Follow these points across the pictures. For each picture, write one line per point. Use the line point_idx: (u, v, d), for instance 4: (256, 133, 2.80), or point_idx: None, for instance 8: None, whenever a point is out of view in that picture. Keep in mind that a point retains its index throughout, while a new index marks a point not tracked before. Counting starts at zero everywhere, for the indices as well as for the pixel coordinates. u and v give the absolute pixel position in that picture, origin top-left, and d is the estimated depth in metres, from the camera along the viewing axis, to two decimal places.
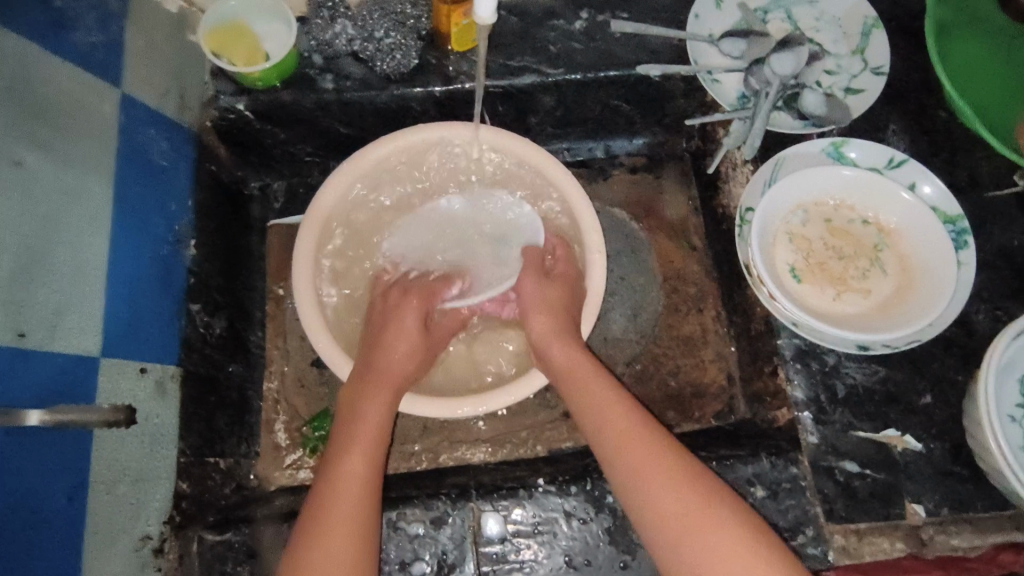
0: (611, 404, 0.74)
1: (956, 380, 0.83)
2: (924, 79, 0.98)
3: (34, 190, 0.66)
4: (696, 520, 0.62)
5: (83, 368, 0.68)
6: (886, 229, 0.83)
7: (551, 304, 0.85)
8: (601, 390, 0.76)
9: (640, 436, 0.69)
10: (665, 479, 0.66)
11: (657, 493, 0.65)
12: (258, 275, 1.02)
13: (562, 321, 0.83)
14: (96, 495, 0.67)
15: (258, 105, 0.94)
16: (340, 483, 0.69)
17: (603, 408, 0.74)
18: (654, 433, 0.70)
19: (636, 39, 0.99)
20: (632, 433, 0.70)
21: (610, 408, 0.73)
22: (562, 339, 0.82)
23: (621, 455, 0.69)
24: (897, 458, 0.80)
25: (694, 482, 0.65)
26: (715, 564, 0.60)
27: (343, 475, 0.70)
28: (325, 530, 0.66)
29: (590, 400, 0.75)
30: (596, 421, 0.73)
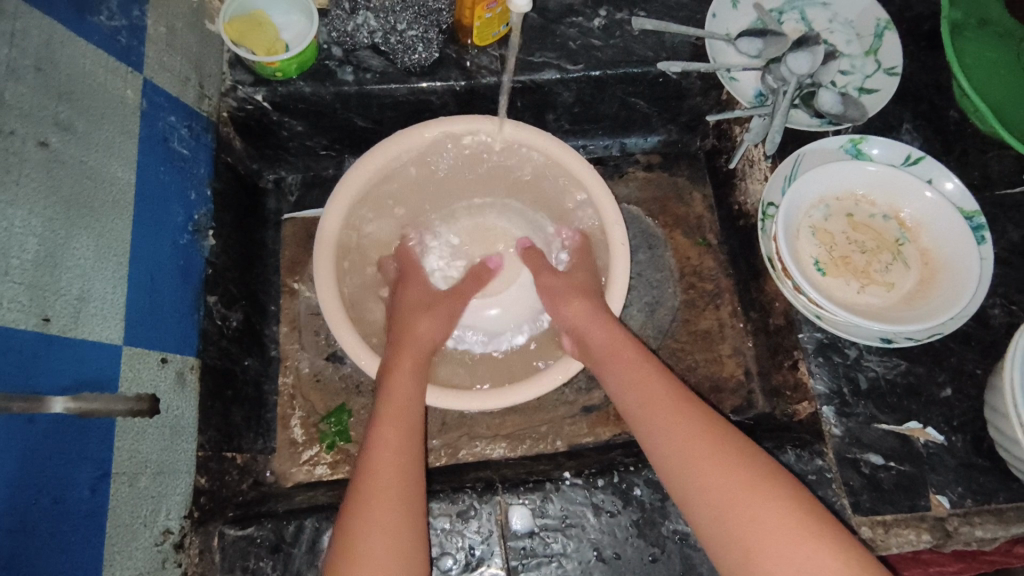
0: (641, 381, 0.75)
1: (975, 372, 0.84)
2: (936, 80, 1.00)
3: (59, 172, 0.64)
4: (732, 490, 0.63)
5: (106, 356, 0.66)
6: (907, 223, 0.85)
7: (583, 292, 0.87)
8: (628, 369, 0.77)
9: (670, 412, 0.71)
10: (701, 452, 0.67)
11: (691, 468, 0.66)
12: (273, 268, 1.01)
13: (598, 311, 0.84)
14: (119, 486, 0.65)
15: (277, 96, 0.93)
16: (379, 453, 0.70)
17: (634, 387, 0.75)
18: (693, 405, 0.71)
19: (655, 37, 1.00)
20: (663, 409, 0.72)
21: (642, 386, 0.75)
22: (603, 320, 0.83)
23: (657, 432, 0.71)
24: (920, 450, 0.81)
25: (729, 453, 0.66)
26: (761, 530, 0.60)
27: (381, 443, 0.70)
28: (372, 497, 0.66)
29: (626, 378, 0.77)
30: (639, 406, 0.74)
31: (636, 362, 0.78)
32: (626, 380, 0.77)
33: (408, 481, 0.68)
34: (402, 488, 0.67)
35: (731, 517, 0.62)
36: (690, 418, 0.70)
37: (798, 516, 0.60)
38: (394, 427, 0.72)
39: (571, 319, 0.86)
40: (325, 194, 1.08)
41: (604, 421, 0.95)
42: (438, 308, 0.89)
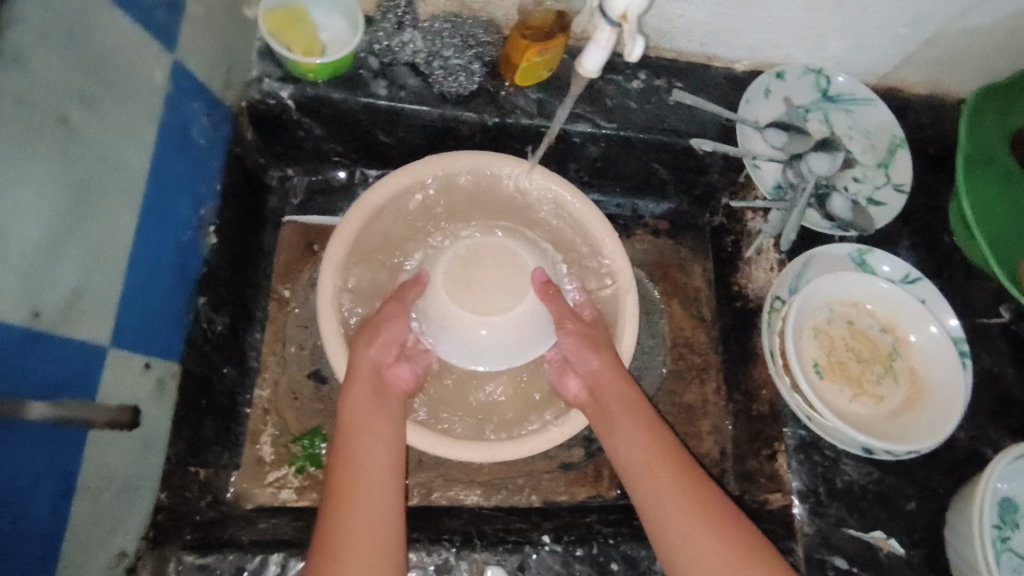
0: (631, 429, 0.77)
1: (938, 490, 0.88)
2: (934, 202, 1.06)
3: (76, 152, 0.58)
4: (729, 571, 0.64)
5: (90, 359, 0.60)
6: (902, 341, 0.88)
7: (594, 344, 0.85)
8: (635, 431, 0.77)
9: (669, 485, 0.71)
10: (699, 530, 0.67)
11: (689, 542, 0.67)
12: (266, 273, 0.96)
13: (619, 376, 0.82)
14: (80, 503, 0.59)
15: (304, 97, 0.89)
16: (341, 510, 0.66)
17: (642, 451, 0.75)
18: (694, 482, 0.71)
19: (688, 111, 1.01)
20: (665, 480, 0.71)
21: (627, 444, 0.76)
22: (619, 374, 0.82)
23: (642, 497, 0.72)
24: (882, 560, 0.84)
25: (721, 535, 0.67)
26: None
27: (342, 500, 0.66)
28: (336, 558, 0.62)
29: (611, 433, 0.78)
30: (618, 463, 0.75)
31: (625, 416, 0.78)
32: (629, 436, 0.77)
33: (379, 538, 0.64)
34: (369, 550, 0.63)
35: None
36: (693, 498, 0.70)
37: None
38: (365, 477, 0.69)
39: (584, 369, 0.84)
40: (331, 201, 1.04)
41: (581, 481, 0.95)
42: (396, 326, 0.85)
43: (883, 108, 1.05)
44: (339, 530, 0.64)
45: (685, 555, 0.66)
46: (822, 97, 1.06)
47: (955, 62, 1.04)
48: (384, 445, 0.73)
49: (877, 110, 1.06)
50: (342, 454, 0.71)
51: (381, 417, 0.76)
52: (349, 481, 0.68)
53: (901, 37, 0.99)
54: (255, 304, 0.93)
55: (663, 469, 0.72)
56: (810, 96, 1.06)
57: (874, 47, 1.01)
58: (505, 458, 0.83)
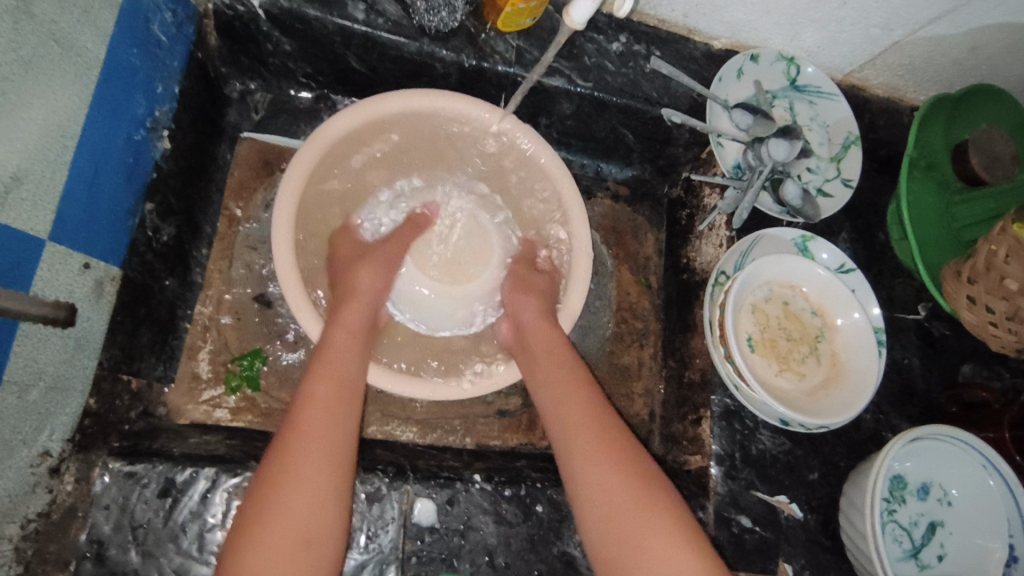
0: (571, 372, 0.80)
1: (839, 464, 0.96)
2: (876, 201, 1.12)
3: (25, 26, 0.54)
4: (622, 498, 0.68)
5: (26, 249, 0.57)
6: (830, 325, 0.94)
7: (532, 293, 0.89)
8: (562, 374, 0.80)
9: (588, 414, 0.75)
10: (601, 463, 0.71)
11: (595, 466, 0.71)
12: (217, 188, 0.93)
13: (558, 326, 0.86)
14: (5, 397, 0.57)
15: (275, 8, 0.85)
16: (310, 411, 0.66)
17: (563, 388, 0.78)
18: (603, 419, 0.75)
19: (663, 81, 1.02)
20: (589, 417, 0.75)
21: (565, 384, 0.78)
22: (549, 323, 0.85)
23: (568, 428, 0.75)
24: (781, 521, 0.91)
25: (621, 466, 0.71)
26: (637, 537, 0.66)
27: (314, 402, 0.67)
28: (297, 453, 0.63)
29: (551, 376, 0.80)
30: (553, 398, 0.78)
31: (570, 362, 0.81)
32: (568, 376, 0.79)
33: (338, 448, 0.66)
34: (328, 460, 0.64)
35: (618, 522, 0.67)
36: (601, 430, 0.74)
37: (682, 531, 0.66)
38: (339, 391, 0.69)
39: (521, 314, 0.88)
40: (292, 123, 1.00)
41: (515, 428, 0.98)
42: (368, 256, 0.86)
43: (844, 104, 1.09)
44: (303, 429, 0.65)
45: (591, 479, 0.70)
46: (789, 86, 1.09)
47: (914, 70, 1.09)
48: (359, 366, 0.74)
49: (838, 106, 1.10)
50: (322, 360, 0.72)
51: (362, 338, 0.77)
52: (324, 388, 0.69)
53: (872, 38, 1.02)
54: (203, 219, 0.90)
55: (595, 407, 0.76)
56: (779, 83, 1.08)
57: (844, 44, 1.05)
58: (444, 397, 0.85)
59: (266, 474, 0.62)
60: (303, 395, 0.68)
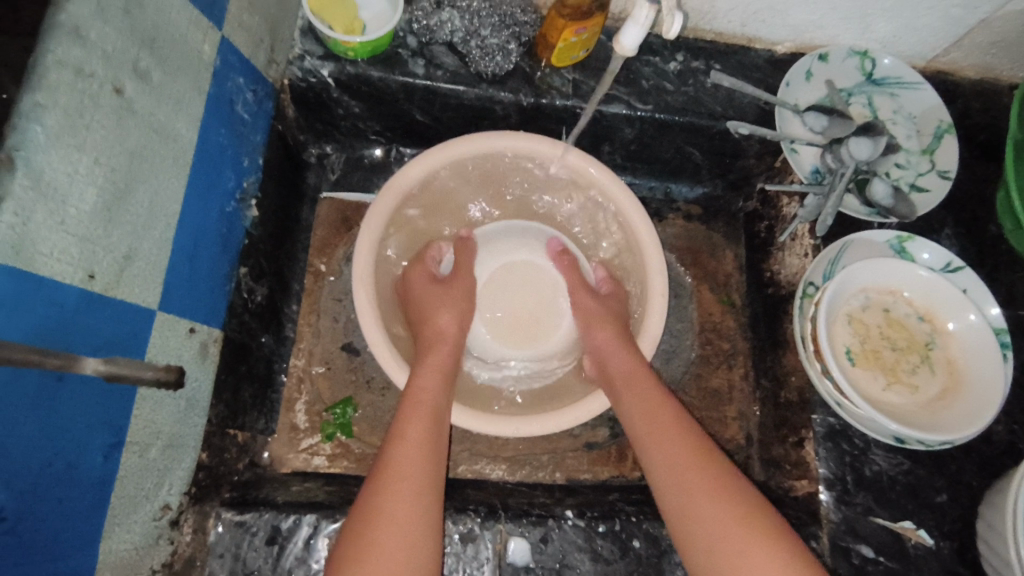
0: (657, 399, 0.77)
1: (971, 483, 0.86)
2: (980, 191, 1.02)
3: (129, 122, 0.61)
4: (730, 530, 0.64)
5: (140, 320, 0.63)
6: (940, 330, 0.86)
7: (608, 321, 0.88)
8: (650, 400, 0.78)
9: (682, 441, 0.72)
10: (701, 491, 0.68)
11: (692, 496, 0.68)
12: (303, 247, 0.99)
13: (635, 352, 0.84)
14: (129, 456, 0.63)
15: (343, 75, 0.91)
16: (401, 453, 0.68)
17: (650, 412, 0.76)
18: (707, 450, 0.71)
19: (726, 93, 1.00)
20: (681, 444, 0.72)
21: (654, 411, 0.76)
22: (623, 348, 0.84)
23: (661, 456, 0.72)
24: (908, 550, 0.83)
25: (728, 498, 0.67)
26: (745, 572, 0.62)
27: (408, 442, 0.69)
28: (391, 492, 0.65)
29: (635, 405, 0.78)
30: (642, 424, 0.76)
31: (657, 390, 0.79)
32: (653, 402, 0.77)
33: (428, 489, 0.67)
34: (418, 498, 0.65)
35: (723, 555, 0.64)
36: (702, 458, 0.71)
37: (803, 568, 0.61)
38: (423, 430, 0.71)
39: (596, 344, 0.87)
40: (366, 179, 1.06)
41: (605, 461, 0.96)
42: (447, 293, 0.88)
43: (932, 92, 1.01)
44: (396, 469, 0.67)
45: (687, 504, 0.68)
46: (866, 80, 1.03)
47: (1008, 45, 1.00)
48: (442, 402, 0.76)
49: (925, 95, 1.02)
50: (414, 400, 0.74)
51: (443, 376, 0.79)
52: (417, 429, 0.71)
53: (953, 18, 0.95)
54: (292, 277, 0.96)
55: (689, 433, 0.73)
56: (852, 79, 1.03)
57: (922, 29, 0.98)
58: (527, 433, 0.84)
59: (361, 513, 0.64)
60: (396, 435, 0.70)
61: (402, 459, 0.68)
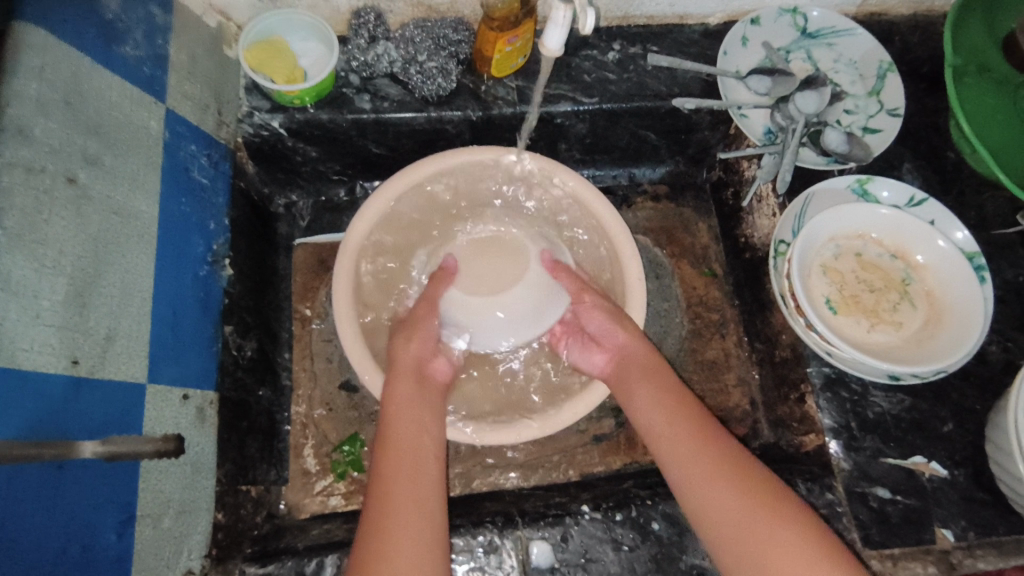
0: (654, 395, 0.79)
1: (974, 408, 0.87)
2: (933, 122, 1.04)
3: (88, 208, 0.63)
4: (750, 520, 0.65)
5: (131, 395, 0.64)
6: (914, 264, 0.88)
7: (612, 320, 0.87)
8: (651, 393, 0.79)
9: (695, 442, 0.73)
10: (706, 481, 0.69)
11: (700, 491, 0.69)
12: (285, 295, 1.00)
13: (642, 350, 0.84)
14: (142, 528, 0.64)
15: (294, 123, 0.93)
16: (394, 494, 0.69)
17: (661, 414, 0.77)
18: (728, 454, 0.71)
19: (667, 72, 1.02)
20: (677, 439, 0.74)
21: (658, 405, 0.78)
22: (631, 343, 0.85)
23: (667, 452, 0.74)
24: (924, 484, 0.84)
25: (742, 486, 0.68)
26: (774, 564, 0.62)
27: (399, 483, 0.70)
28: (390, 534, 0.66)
29: (640, 403, 0.80)
30: (648, 424, 0.78)
31: (659, 388, 0.80)
32: (649, 397, 0.79)
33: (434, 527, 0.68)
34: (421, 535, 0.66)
35: (743, 541, 0.65)
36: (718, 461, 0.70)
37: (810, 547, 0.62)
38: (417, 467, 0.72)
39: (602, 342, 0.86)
40: (336, 218, 1.08)
41: (615, 451, 0.97)
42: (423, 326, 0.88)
43: (866, 36, 1.04)
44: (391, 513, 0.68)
45: (699, 496, 0.69)
46: (801, 35, 1.05)
47: None
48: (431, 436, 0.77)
49: (860, 39, 1.04)
50: (400, 442, 0.75)
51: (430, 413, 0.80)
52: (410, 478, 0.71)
53: None
54: (279, 327, 0.98)
55: (688, 425, 0.75)
56: (789, 36, 1.05)
57: None
58: (529, 436, 0.85)
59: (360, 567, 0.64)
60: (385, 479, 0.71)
61: (400, 513, 0.67)
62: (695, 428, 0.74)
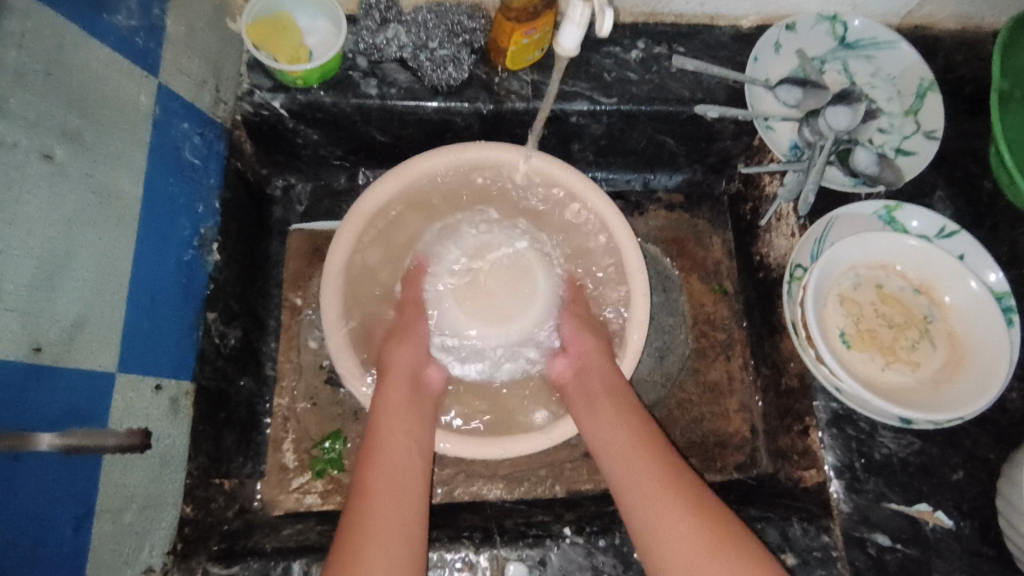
0: (626, 418, 0.75)
1: (988, 457, 0.82)
2: (972, 148, 0.97)
3: (63, 186, 0.59)
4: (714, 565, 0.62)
5: (98, 386, 0.62)
6: (938, 301, 0.83)
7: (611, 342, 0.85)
8: (614, 416, 0.76)
9: (657, 469, 0.70)
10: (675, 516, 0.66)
11: (664, 526, 0.65)
12: (276, 282, 0.97)
13: (609, 366, 0.82)
14: (101, 524, 0.62)
15: (295, 104, 0.88)
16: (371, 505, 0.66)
17: (625, 437, 0.73)
18: (692, 491, 0.68)
19: (692, 76, 0.96)
20: (646, 467, 0.70)
21: (619, 431, 0.74)
22: (602, 367, 0.82)
23: (630, 480, 0.70)
24: (927, 534, 0.79)
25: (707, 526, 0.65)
26: None
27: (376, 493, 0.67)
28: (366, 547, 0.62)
29: (603, 428, 0.75)
30: (610, 448, 0.73)
31: (622, 410, 0.76)
32: (613, 420, 0.75)
33: (411, 541, 0.65)
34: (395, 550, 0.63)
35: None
36: (679, 495, 0.67)
37: None
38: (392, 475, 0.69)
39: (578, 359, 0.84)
40: (336, 205, 1.04)
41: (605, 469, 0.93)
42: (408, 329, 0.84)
43: (909, 49, 0.96)
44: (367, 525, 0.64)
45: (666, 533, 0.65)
46: (839, 45, 0.99)
47: None
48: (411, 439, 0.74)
49: (902, 53, 0.97)
50: (380, 448, 0.71)
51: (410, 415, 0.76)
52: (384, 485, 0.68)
53: None
54: (266, 314, 0.95)
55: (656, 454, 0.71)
56: (825, 45, 0.99)
57: None
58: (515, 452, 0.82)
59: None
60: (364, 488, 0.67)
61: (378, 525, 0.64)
62: (661, 458, 0.71)
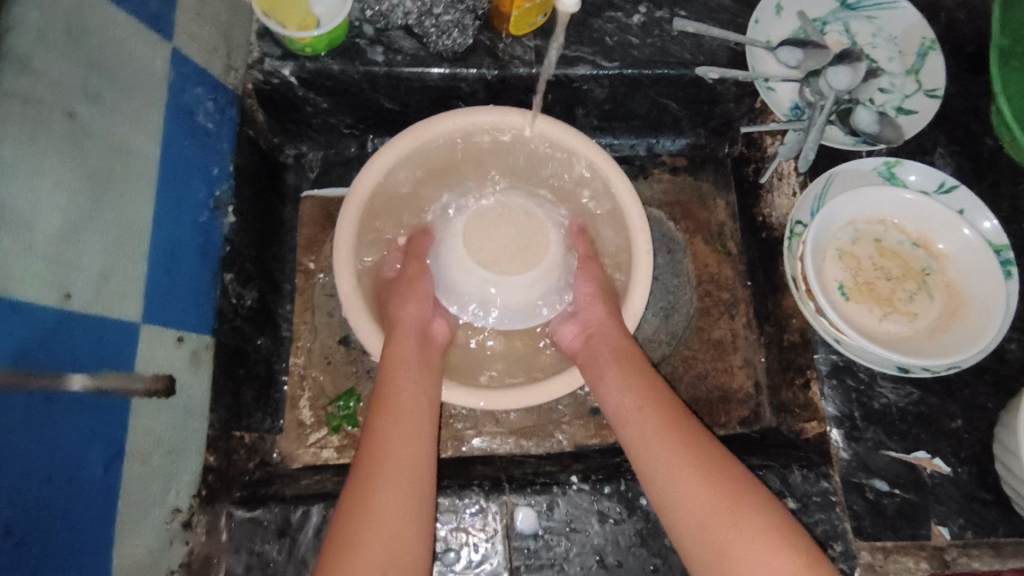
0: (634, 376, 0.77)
1: (986, 406, 0.84)
2: (974, 106, 0.97)
3: (86, 143, 0.62)
4: (721, 508, 0.64)
5: (123, 334, 0.65)
6: (935, 253, 0.85)
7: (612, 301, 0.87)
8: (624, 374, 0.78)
9: (658, 428, 0.71)
10: (682, 465, 0.68)
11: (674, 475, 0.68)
12: (290, 247, 1.00)
13: (616, 330, 0.84)
14: (131, 465, 0.65)
15: (305, 72, 0.91)
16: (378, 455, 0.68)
17: (632, 395, 0.75)
18: (701, 442, 0.69)
19: (693, 39, 0.97)
20: (654, 422, 0.72)
21: (632, 387, 0.76)
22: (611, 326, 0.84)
23: (640, 435, 0.72)
24: (925, 480, 0.81)
25: (716, 474, 0.66)
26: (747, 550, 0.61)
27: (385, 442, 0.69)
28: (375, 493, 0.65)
29: (619, 382, 0.77)
30: (621, 404, 0.76)
31: (631, 369, 0.78)
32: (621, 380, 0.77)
33: (419, 490, 0.67)
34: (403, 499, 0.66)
35: (715, 528, 0.63)
36: (687, 446, 0.69)
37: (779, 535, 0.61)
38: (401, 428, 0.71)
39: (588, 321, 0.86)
40: (346, 172, 1.07)
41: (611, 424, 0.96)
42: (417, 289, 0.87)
43: (910, 11, 0.98)
44: (377, 473, 0.67)
45: (675, 481, 0.67)
46: (840, 7, 1.00)
47: None
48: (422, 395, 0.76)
49: (903, 14, 0.99)
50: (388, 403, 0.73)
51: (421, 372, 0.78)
52: (396, 444, 0.69)
53: None
54: (282, 277, 0.98)
55: (665, 408, 0.73)
56: (826, 7, 1.00)
57: None
58: (527, 404, 0.84)
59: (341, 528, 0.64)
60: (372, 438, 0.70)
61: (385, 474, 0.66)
62: (673, 412, 0.73)
